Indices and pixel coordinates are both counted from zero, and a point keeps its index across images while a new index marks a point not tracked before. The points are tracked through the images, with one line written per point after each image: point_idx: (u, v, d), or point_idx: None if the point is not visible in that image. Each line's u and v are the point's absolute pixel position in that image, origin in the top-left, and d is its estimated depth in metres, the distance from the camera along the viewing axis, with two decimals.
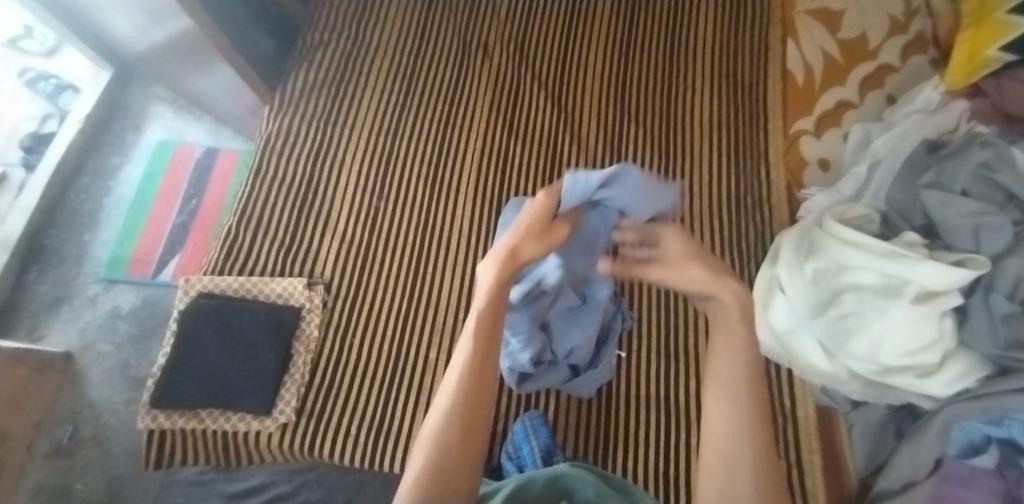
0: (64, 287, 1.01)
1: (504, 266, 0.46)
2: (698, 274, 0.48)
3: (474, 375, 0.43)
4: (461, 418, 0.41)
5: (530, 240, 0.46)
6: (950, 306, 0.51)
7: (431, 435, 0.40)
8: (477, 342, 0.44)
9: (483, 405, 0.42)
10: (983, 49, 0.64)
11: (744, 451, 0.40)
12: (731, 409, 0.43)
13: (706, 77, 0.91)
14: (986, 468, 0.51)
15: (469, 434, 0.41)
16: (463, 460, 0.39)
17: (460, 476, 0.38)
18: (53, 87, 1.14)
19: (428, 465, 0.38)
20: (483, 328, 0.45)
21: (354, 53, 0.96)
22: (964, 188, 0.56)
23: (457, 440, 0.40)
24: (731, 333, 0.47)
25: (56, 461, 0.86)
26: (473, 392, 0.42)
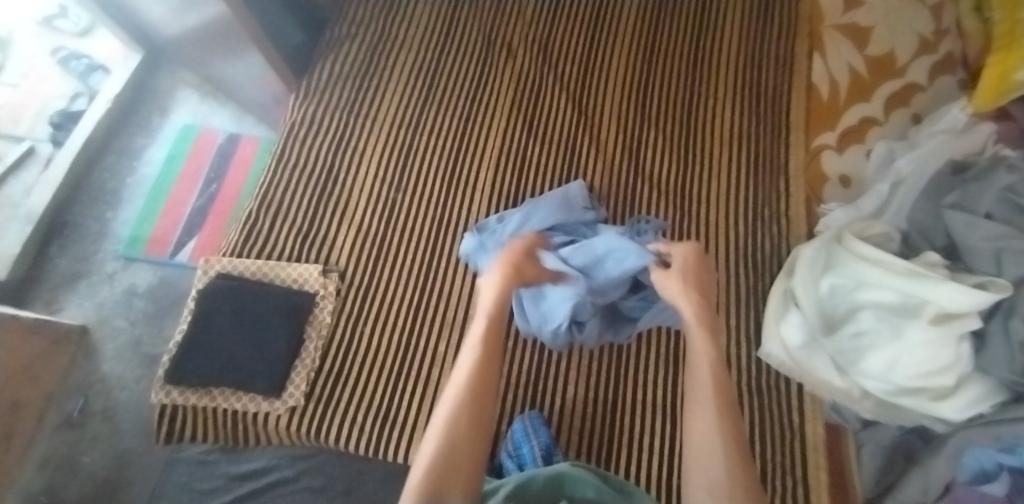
0: (84, 262, 1.03)
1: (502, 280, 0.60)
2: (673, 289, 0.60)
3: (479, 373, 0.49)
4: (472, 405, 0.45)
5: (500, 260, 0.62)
6: (968, 329, 0.50)
7: (442, 425, 0.44)
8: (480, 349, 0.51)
9: (484, 410, 0.46)
10: (1013, 71, 0.63)
11: (717, 445, 0.45)
12: (704, 409, 0.48)
13: (730, 87, 0.90)
14: (996, 497, 0.49)
15: (477, 432, 0.44)
16: (474, 445, 0.43)
17: (462, 470, 0.40)
18: (85, 66, 1.16)
19: (445, 450, 0.41)
20: (487, 338, 0.53)
21: (380, 47, 0.97)
22: (989, 211, 0.55)
23: (470, 426, 0.44)
24: (696, 347, 0.54)
25: (66, 432, 0.88)
26: (478, 388, 0.47)
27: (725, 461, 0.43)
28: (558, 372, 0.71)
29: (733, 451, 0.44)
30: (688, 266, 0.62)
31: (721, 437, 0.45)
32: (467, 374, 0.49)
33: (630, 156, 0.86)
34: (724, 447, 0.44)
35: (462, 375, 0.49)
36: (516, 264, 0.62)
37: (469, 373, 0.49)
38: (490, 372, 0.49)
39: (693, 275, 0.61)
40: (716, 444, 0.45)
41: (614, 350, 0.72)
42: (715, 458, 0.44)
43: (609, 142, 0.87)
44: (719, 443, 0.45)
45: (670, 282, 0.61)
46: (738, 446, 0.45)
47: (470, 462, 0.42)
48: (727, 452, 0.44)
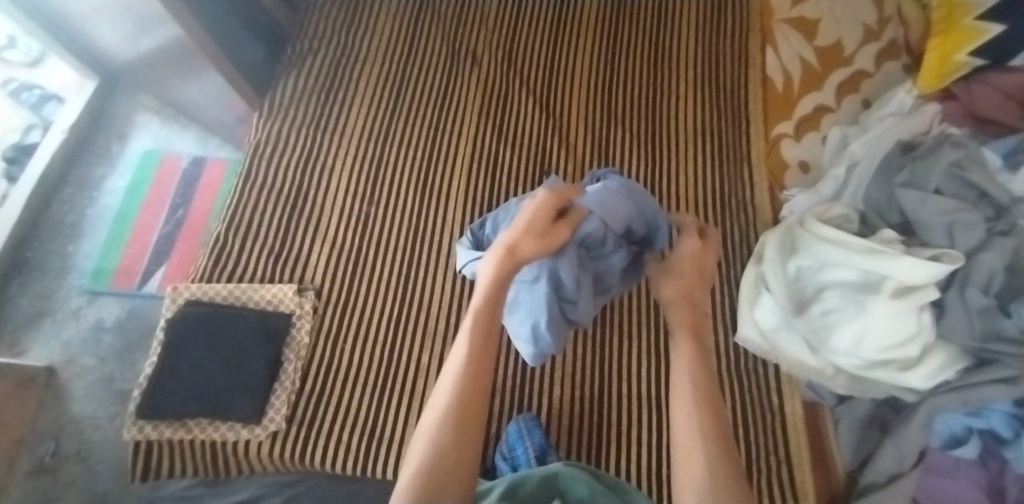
0: (47, 299, 0.99)
1: (503, 262, 0.47)
2: (668, 283, 0.55)
3: (470, 372, 0.41)
4: (460, 413, 0.38)
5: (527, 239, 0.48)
6: (927, 301, 0.52)
7: (429, 432, 0.37)
8: (473, 342, 0.43)
9: (479, 401, 0.40)
10: (953, 54, 0.67)
11: (706, 447, 0.38)
12: (691, 414, 0.41)
13: (689, 82, 0.93)
14: (969, 459, 0.54)
15: (472, 425, 0.39)
16: (460, 463, 0.36)
17: (458, 475, 0.35)
18: (37, 97, 1.13)
19: (426, 466, 0.35)
20: (480, 321, 0.44)
21: (343, 61, 0.96)
22: (936, 187, 0.58)
23: (457, 437, 0.37)
24: (681, 344, 0.48)
25: (37, 478, 0.84)
26: (468, 390, 0.40)
27: (713, 476, 0.36)
28: (542, 374, 0.71)
29: (722, 464, 0.37)
30: (688, 258, 0.55)
31: (706, 447, 0.38)
32: (458, 366, 0.42)
33: (598, 155, 0.87)
34: (709, 462, 0.37)
35: (453, 373, 0.42)
36: (512, 240, 0.48)
37: (462, 362, 0.42)
38: (485, 354, 0.43)
39: (691, 268, 0.55)
40: (699, 452, 0.38)
41: (597, 347, 0.72)
42: (698, 468, 0.37)
43: (577, 143, 0.88)
44: (705, 453, 0.38)
45: (666, 282, 0.55)
46: (725, 462, 0.37)
47: (463, 464, 0.36)
48: (714, 463, 0.37)
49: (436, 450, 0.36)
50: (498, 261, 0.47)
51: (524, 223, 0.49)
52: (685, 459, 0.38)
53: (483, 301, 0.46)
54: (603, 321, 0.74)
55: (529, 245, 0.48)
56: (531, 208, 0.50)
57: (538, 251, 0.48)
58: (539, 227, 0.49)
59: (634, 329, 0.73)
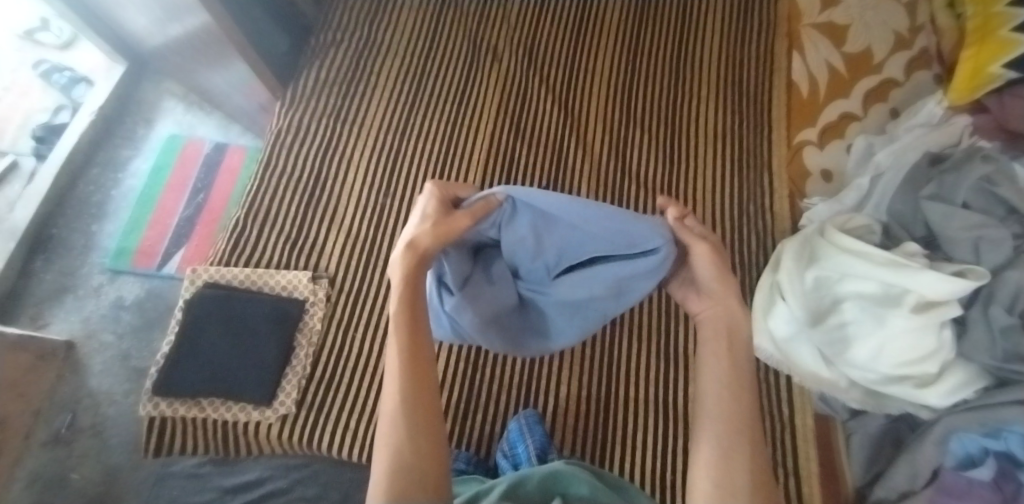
0: (70, 276, 1.02)
1: (411, 257, 0.41)
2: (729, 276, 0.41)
3: (408, 361, 0.38)
4: (410, 407, 0.35)
5: (426, 231, 0.42)
6: (949, 317, 0.51)
7: (383, 439, 0.34)
8: (401, 333, 0.39)
9: (428, 391, 0.37)
10: (987, 65, 0.65)
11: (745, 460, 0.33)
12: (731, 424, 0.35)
13: (712, 85, 0.92)
14: (983, 481, 0.49)
15: (429, 420, 0.36)
16: (426, 459, 0.33)
17: (426, 471, 0.32)
18: (68, 79, 1.15)
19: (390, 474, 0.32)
20: (402, 317, 0.40)
21: (365, 53, 0.97)
22: (964, 200, 0.56)
23: (412, 433, 0.34)
24: (721, 341, 0.40)
25: (54, 449, 0.87)
26: (411, 381, 0.37)
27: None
28: (551, 372, 0.71)
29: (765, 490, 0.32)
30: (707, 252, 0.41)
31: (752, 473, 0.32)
32: (394, 364, 0.38)
33: (616, 156, 0.86)
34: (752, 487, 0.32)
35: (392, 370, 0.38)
36: (417, 234, 0.42)
37: (398, 360, 0.38)
38: (421, 345, 0.39)
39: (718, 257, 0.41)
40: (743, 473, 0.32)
41: (607, 350, 0.72)
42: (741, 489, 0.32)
43: (595, 143, 0.88)
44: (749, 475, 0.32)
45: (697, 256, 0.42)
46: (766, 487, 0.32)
47: (432, 456, 0.34)
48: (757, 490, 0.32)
49: (398, 452, 0.33)
50: (401, 258, 0.41)
51: (420, 216, 0.45)
52: (714, 475, 0.32)
53: (401, 295, 0.40)
54: (615, 324, 0.74)
55: (427, 237, 0.42)
56: (430, 197, 0.46)
57: (440, 241, 0.42)
58: (434, 218, 0.44)
59: (649, 335, 0.73)
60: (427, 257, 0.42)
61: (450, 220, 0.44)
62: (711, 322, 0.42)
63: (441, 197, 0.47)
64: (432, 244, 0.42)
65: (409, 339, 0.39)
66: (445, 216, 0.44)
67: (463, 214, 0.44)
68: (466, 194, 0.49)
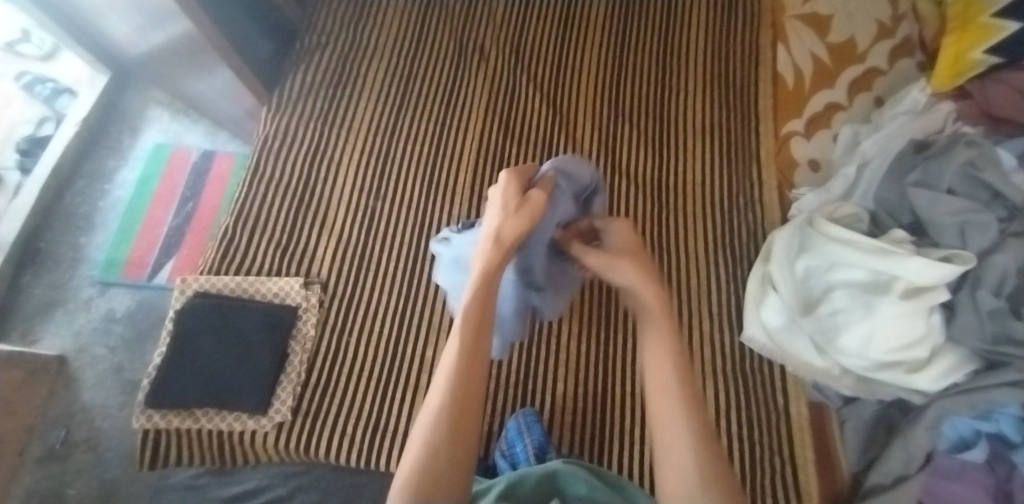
0: (59, 290, 1.01)
1: (493, 249, 0.46)
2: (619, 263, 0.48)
3: (465, 363, 0.41)
4: (455, 410, 0.38)
5: (508, 221, 0.48)
6: (937, 302, 0.52)
7: (422, 435, 0.37)
8: (464, 336, 0.42)
9: (476, 400, 0.40)
10: (968, 51, 0.66)
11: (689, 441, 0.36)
12: (674, 413, 0.38)
13: (699, 78, 0.92)
14: (976, 462, 0.52)
15: (465, 426, 0.38)
16: (456, 465, 0.36)
17: (453, 477, 0.36)
18: (51, 90, 1.14)
19: (418, 468, 0.35)
20: (471, 322, 0.43)
21: (351, 55, 0.97)
22: (949, 187, 0.57)
23: (446, 436, 0.37)
24: (656, 338, 0.43)
25: (48, 465, 0.86)
26: (462, 383, 0.40)
27: (701, 485, 0.33)
28: (546, 371, 0.71)
29: (712, 464, 0.35)
30: (619, 245, 0.50)
31: (696, 452, 0.35)
32: (452, 363, 0.41)
33: (606, 152, 0.87)
34: (698, 464, 0.34)
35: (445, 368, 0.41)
36: (499, 226, 0.48)
37: (455, 360, 0.41)
38: (481, 355, 0.42)
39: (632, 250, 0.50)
40: (687, 454, 0.35)
41: (602, 346, 0.72)
42: (688, 470, 0.34)
43: (584, 140, 0.88)
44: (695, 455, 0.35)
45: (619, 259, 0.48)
46: (716, 462, 0.35)
47: (459, 463, 0.37)
48: (702, 465, 0.34)
49: (431, 453, 0.36)
50: (486, 250, 0.47)
51: (499, 204, 0.50)
52: (669, 466, 0.35)
53: (476, 294, 0.45)
54: (609, 320, 0.74)
55: (510, 227, 0.48)
56: (505, 187, 0.51)
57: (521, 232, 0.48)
58: (513, 207, 0.49)
59: None
60: (511, 246, 0.47)
61: (528, 206, 0.50)
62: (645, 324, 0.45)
63: (517, 185, 0.51)
64: (515, 233, 0.47)
65: (471, 342, 0.42)
66: (523, 203, 0.50)
67: (538, 195, 0.50)
68: (536, 178, 0.55)
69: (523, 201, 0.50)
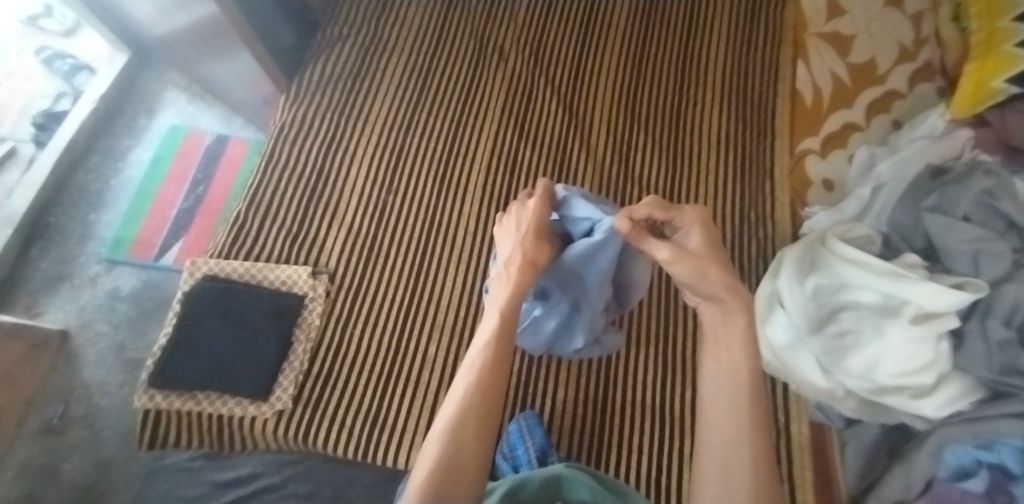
0: (66, 265, 1.01)
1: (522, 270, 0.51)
2: (705, 271, 0.47)
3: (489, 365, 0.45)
4: (477, 406, 0.42)
5: (531, 245, 0.53)
6: (949, 328, 0.51)
7: (450, 427, 0.40)
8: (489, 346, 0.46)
9: (495, 396, 0.43)
10: (989, 80, 0.64)
11: (745, 460, 0.38)
12: (736, 429, 0.40)
13: (717, 91, 0.92)
14: (976, 493, 0.51)
15: (485, 422, 0.41)
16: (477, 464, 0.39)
17: (472, 471, 0.38)
18: (70, 66, 1.15)
19: (445, 460, 0.38)
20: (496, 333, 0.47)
21: (371, 48, 0.97)
22: (965, 214, 0.57)
23: (473, 428, 0.40)
24: (728, 350, 0.45)
25: (46, 439, 0.86)
26: (487, 379, 0.44)
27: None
28: (549, 375, 0.71)
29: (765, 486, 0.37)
30: (701, 252, 0.48)
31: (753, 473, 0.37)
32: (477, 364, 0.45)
33: (620, 160, 0.86)
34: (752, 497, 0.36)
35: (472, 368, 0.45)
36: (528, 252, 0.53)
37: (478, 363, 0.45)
38: (499, 368, 0.45)
39: (711, 258, 0.48)
40: (740, 464, 0.38)
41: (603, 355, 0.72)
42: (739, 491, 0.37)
43: (599, 147, 0.88)
44: (749, 483, 0.37)
45: (704, 269, 0.47)
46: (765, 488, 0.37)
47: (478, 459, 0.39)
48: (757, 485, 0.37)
49: (455, 442, 0.39)
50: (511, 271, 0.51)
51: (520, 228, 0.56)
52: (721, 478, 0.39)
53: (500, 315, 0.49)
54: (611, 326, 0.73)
55: (538, 252, 0.54)
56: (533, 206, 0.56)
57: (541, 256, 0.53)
58: (537, 227, 0.55)
59: (645, 338, 0.73)
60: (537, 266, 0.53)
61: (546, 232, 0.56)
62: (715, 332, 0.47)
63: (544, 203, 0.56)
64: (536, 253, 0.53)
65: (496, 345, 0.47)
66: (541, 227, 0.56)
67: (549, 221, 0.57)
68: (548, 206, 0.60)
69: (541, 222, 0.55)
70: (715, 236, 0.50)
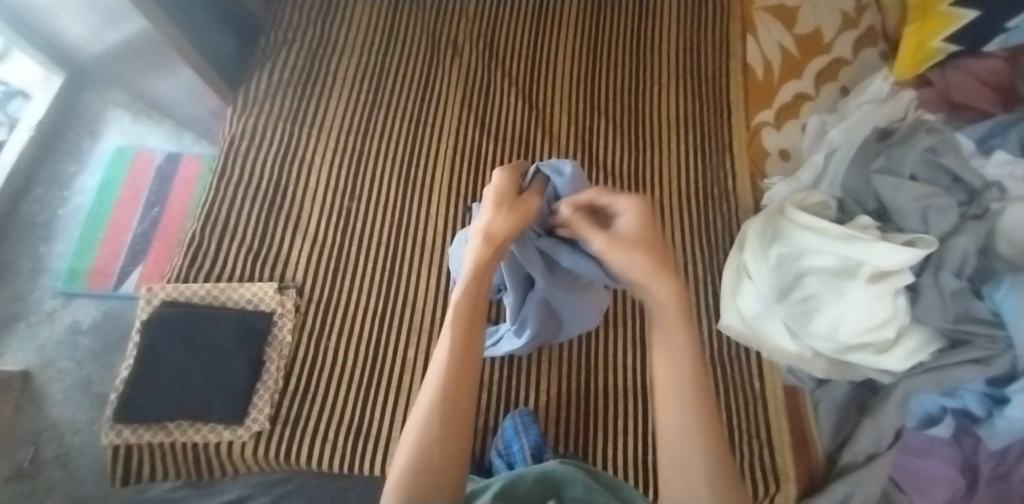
0: (18, 303, 0.96)
1: (487, 246, 0.46)
2: (633, 256, 0.40)
3: (454, 364, 0.41)
4: (446, 411, 0.38)
5: (498, 216, 0.48)
6: (903, 284, 0.53)
7: (413, 435, 0.38)
8: (455, 343, 0.42)
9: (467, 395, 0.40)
10: (927, 40, 0.68)
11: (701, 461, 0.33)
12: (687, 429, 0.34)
13: (671, 70, 0.93)
14: (943, 438, 0.56)
15: (457, 423, 0.38)
16: (448, 468, 0.36)
17: (444, 483, 0.36)
18: (2, 94, 1.09)
19: (409, 477, 0.35)
20: (461, 325, 0.43)
21: (319, 51, 0.94)
22: (912, 172, 0.59)
23: (440, 436, 0.37)
24: (672, 339, 0.38)
25: (15, 486, 0.82)
26: (454, 379, 0.40)
27: None
28: (530, 367, 0.72)
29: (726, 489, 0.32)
30: (635, 236, 0.41)
31: (711, 479, 0.32)
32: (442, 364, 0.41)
33: (582, 146, 0.87)
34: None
35: (439, 364, 0.42)
36: (493, 224, 0.47)
37: (445, 361, 0.41)
38: (469, 365, 0.41)
39: (647, 241, 0.41)
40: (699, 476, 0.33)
41: (584, 345, 0.73)
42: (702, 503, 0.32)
43: (561, 135, 0.87)
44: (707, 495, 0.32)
45: (634, 257, 0.40)
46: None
47: (455, 463, 0.37)
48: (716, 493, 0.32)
49: (420, 455, 0.36)
50: (478, 249, 0.46)
51: (493, 198, 0.49)
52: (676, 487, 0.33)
53: (464, 303, 0.44)
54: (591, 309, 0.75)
55: (500, 222, 0.47)
56: (500, 181, 0.50)
57: (511, 229, 0.47)
58: (506, 200, 0.49)
59: (621, 320, 0.74)
60: (503, 242, 0.47)
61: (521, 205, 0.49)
62: (660, 323, 0.39)
63: (511, 182, 0.51)
64: (504, 227, 0.47)
65: (462, 339, 0.43)
66: (515, 199, 0.50)
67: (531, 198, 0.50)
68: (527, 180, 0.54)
69: (516, 199, 0.49)
70: (654, 220, 0.42)
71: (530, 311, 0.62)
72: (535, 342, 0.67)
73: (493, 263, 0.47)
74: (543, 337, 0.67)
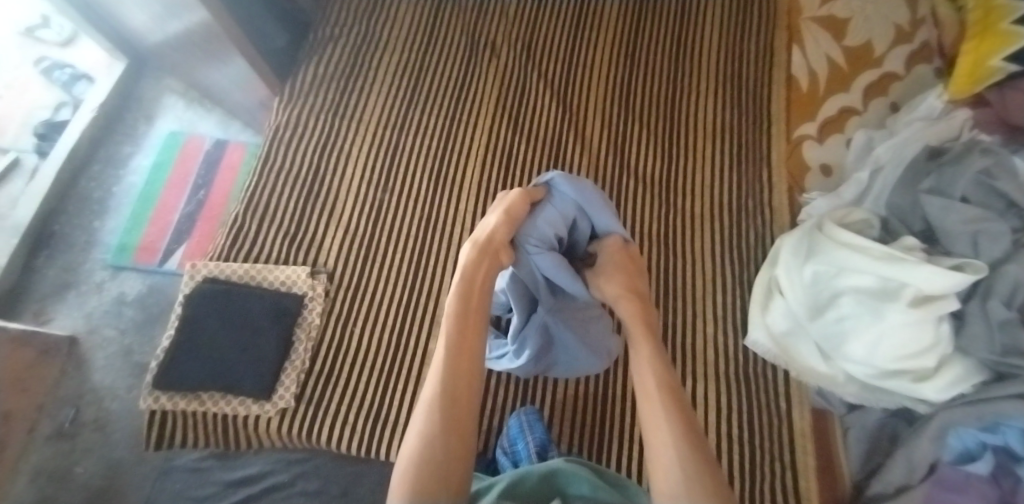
0: (72, 272, 1.02)
1: (477, 251, 0.54)
2: (607, 280, 0.57)
3: (454, 362, 0.45)
4: (447, 403, 0.42)
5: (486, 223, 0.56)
6: (947, 311, 0.51)
7: (418, 427, 0.41)
8: (452, 343, 0.47)
9: (467, 393, 0.44)
10: (986, 59, 0.64)
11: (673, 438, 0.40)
12: (661, 418, 0.43)
13: (711, 78, 0.92)
14: (981, 475, 0.50)
15: (458, 417, 0.42)
16: (452, 457, 0.39)
17: (449, 475, 0.38)
18: (69, 76, 1.16)
19: (415, 468, 0.37)
20: (458, 328, 0.48)
21: (363, 47, 0.97)
22: (964, 194, 0.56)
23: (444, 427, 0.40)
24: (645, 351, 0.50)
25: (57, 443, 0.87)
26: (457, 376, 0.45)
27: (684, 476, 0.37)
28: None
29: (695, 456, 0.39)
30: (617, 264, 0.59)
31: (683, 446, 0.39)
32: (442, 361, 0.46)
33: (614, 151, 0.86)
34: (682, 463, 0.38)
35: (439, 363, 0.46)
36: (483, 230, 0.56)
37: (444, 360, 0.46)
38: (469, 364, 0.46)
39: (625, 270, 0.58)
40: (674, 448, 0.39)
41: None
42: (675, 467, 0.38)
43: (594, 139, 0.87)
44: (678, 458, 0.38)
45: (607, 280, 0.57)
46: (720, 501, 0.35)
47: (459, 453, 0.40)
48: (686, 457, 0.38)
49: (424, 447, 0.39)
50: (470, 252, 0.54)
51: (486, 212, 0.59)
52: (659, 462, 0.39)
53: (461, 303, 0.51)
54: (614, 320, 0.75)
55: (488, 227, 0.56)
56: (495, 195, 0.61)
57: (497, 232, 0.55)
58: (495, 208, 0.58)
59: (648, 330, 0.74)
60: (491, 243, 0.55)
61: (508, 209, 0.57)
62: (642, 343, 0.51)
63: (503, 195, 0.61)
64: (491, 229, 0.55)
65: (459, 340, 0.48)
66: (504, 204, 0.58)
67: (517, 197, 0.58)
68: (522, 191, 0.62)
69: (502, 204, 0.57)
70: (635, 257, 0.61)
71: (531, 334, 0.61)
72: (537, 364, 0.64)
73: (486, 264, 0.54)
74: (544, 361, 0.65)
